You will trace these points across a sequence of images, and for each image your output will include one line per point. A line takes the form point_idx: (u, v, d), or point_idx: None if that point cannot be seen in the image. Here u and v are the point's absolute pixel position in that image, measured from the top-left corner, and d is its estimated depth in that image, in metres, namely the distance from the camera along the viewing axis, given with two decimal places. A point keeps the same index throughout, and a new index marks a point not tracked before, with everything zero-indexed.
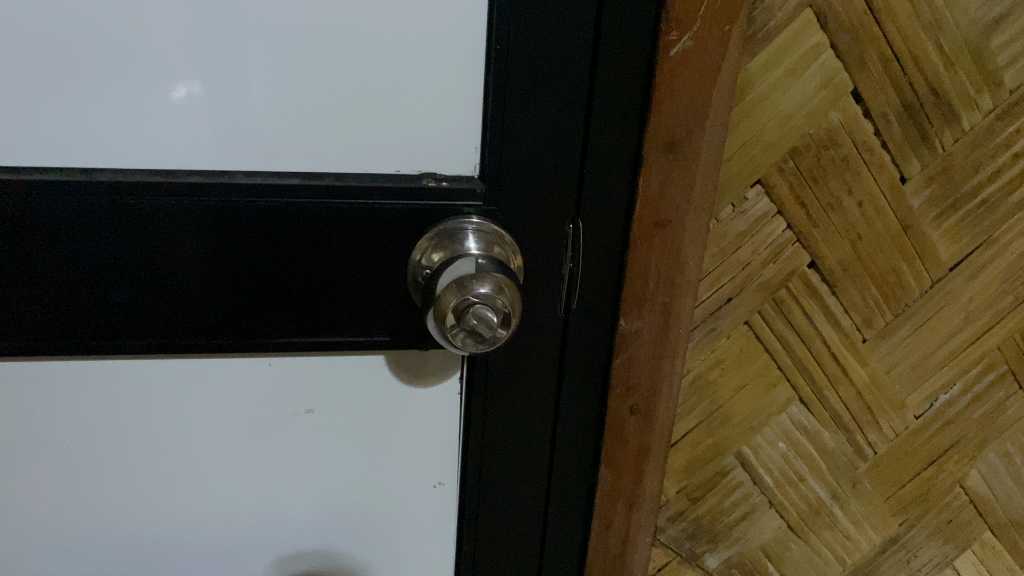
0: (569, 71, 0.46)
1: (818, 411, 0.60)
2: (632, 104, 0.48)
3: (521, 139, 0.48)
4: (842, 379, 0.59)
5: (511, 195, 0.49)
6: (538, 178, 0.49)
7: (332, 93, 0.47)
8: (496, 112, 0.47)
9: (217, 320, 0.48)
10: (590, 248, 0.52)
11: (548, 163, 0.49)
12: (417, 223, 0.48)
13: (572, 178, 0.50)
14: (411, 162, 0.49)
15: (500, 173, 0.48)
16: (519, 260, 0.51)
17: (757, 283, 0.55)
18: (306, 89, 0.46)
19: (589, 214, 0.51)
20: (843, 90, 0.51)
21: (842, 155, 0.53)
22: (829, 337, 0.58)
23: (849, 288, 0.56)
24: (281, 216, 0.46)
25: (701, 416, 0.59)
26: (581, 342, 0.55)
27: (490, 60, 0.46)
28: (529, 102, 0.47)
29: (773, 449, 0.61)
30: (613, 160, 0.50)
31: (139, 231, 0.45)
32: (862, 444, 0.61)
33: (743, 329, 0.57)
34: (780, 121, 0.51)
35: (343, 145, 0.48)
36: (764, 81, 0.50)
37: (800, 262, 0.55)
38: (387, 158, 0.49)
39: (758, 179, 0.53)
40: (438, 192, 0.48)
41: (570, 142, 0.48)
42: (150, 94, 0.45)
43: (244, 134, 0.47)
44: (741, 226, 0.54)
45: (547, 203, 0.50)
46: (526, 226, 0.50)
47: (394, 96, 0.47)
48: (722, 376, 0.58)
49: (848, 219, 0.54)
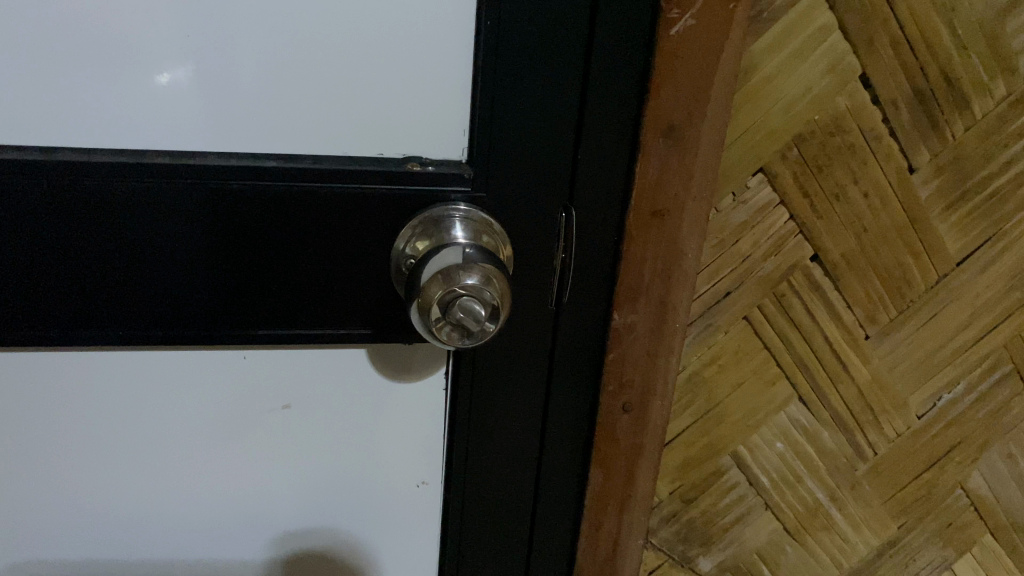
0: (564, 49, 0.43)
1: (818, 411, 0.58)
2: (630, 86, 0.46)
3: (512, 122, 0.45)
4: (843, 378, 0.56)
5: (501, 181, 0.46)
6: (530, 163, 0.46)
7: (311, 71, 0.43)
8: (486, 93, 0.44)
9: (189, 312, 0.45)
10: (583, 239, 0.49)
11: (540, 147, 0.46)
12: (400, 210, 0.45)
13: (565, 164, 0.47)
14: (396, 146, 0.46)
15: (489, 158, 0.46)
16: (509, 250, 0.48)
17: (757, 277, 0.53)
18: (283, 66, 0.43)
19: (583, 202, 0.48)
20: (851, 74, 0.49)
21: (848, 143, 0.50)
22: (832, 334, 0.55)
23: (853, 283, 0.54)
24: (257, 201, 0.43)
25: (696, 414, 0.57)
26: (573, 337, 0.52)
27: (479, 37, 0.43)
28: (520, 82, 0.44)
29: (771, 450, 0.58)
30: (608, 145, 0.47)
31: (104, 216, 0.41)
32: (863, 444, 0.59)
33: (742, 325, 0.54)
34: (785, 106, 0.49)
35: (323, 126, 0.45)
36: (768, 63, 0.48)
37: (803, 254, 0.53)
38: (369, 140, 0.46)
39: (760, 167, 0.50)
40: (424, 177, 0.45)
41: (564, 126, 0.46)
42: (124, 74, 0.42)
43: (218, 113, 0.43)
44: (741, 217, 0.51)
45: (539, 189, 0.47)
46: (516, 214, 0.48)
47: (379, 75, 0.44)
48: (719, 374, 0.56)
49: (854, 211, 0.52)
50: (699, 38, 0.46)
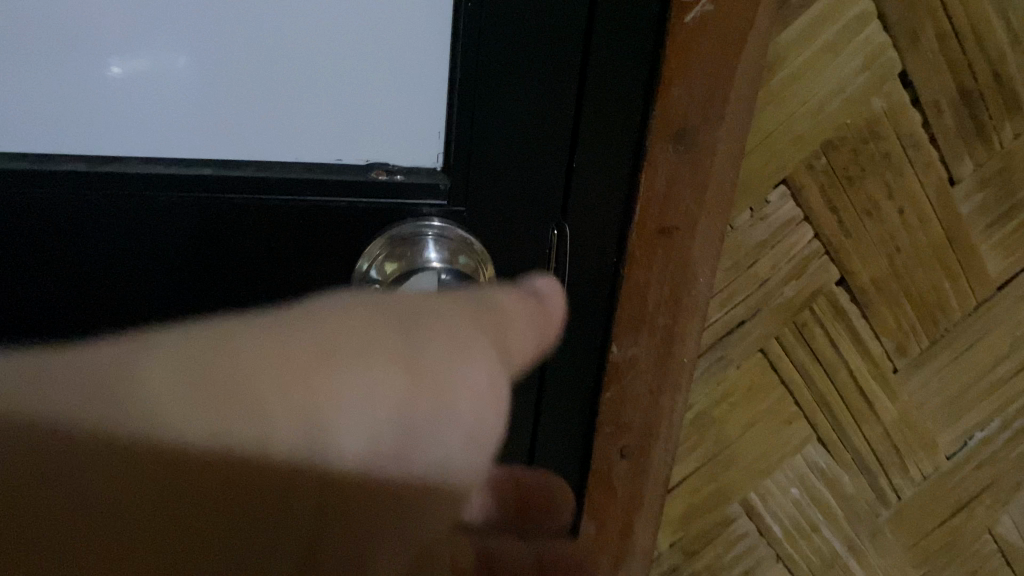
0: (554, 40, 0.36)
1: (839, 453, 0.51)
2: (635, 84, 0.38)
3: (494, 127, 0.38)
4: (868, 416, 0.50)
5: (485, 194, 0.40)
6: (518, 173, 0.40)
7: (252, 60, 0.35)
8: (465, 91, 0.37)
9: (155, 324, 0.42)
10: (576, 260, 0.43)
11: (530, 155, 0.39)
12: (362, 224, 0.40)
13: (558, 176, 0.40)
14: (358, 151, 0.38)
15: (467, 168, 0.39)
16: (491, 271, 0.41)
17: (776, 303, 0.46)
18: (218, 53, 0.35)
19: (577, 218, 0.42)
20: (890, 71, 0.42)
21: (884, 151, 0.43)
22: (857, 368, 0.48)
23: (883, 310, 0.47)
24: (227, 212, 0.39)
25: (703, 458, 0.50)
26: (564, 369, 0.46)
27: (456, 28, 0.36)
28: (502, 80, 0.37)
29: (785, 496, 0.52)
30: (608, 153, 0.40)
31: (57, 228, 0.39)
32: (885, 488, 0.53)
33: (757, 358, 0.47)
34: (813, 107, 0.42)
35: (269, 128, 0.37)
36: (797, 57, 0.41)
37: (828, 278, 0.46)
38: (325, 145, 0.38)
39: (783, 178, 0.43)
40: (391, 189, 0.39)
41: (559, 130, 0.39)
42: (57, 65, 0.35)
43: (150, 114, 0.36)
44: (760, 235, 0.44)
45: (528, 202, 0.41)
46: (501, 231, 0.41)
47: (334, 66, 0.36)
48: (729, 413, 0.49)
49: (887, 229, 0.45)
50: (719, 28, 0.38)
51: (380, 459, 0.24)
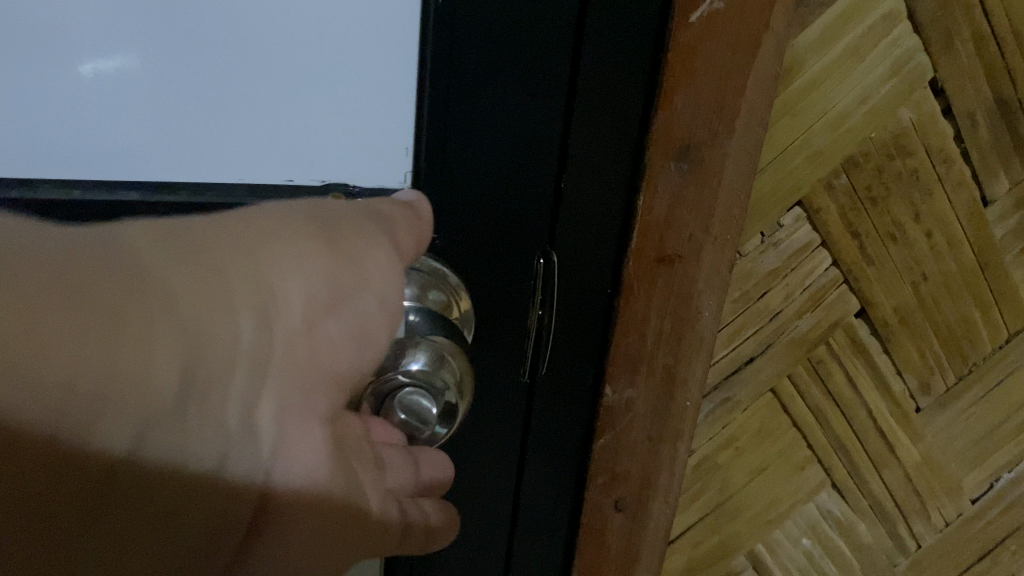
0: (536, 30, 0.32)
1: (856, 499, 0.46)
2: (630, 82, 0.34)
3: (470, 141, 0.33)
4: (888, 459, 0.45)
5: (456, 213, 0.35)
6: (494, 189, 0.35)
7: (194, 61, 0.29)
8: (435, 101, 0.32)
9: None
10: (563, 289, 0.38)
11: (508, 165, 0.34)
12: None
13: (545, 195, 0.35)
14: (314, 169, 0.33)
15: (440, 189, 0.34)
16: (467, 305, 0.36)
17: (790, 338, 0.41)
18: (155, 50, 0.29)
19: (567, 246, 0.37)
20: (920, 78, 0.37)
21: (911, 168, 0.38)
22: (877, 408, 0.44)
23: (906, 344, 0.42)
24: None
25: (705, 508, 0.45)
26: (548, 414, 0.40)
27: (427, 28, 0.31)
28: (479, 88, 0.32)
29: (795, 546, 0.47)
30: (600, 164, 0.35)
31: None
32: (904, 536, 0.48)
33: (767, 398, 0.42)
34: (833, 119, 0.37)
35: (208, 143, 0.31)
36: (817, 62, 0.35)
37: (847, 309, 0.41)
38: (276, 163, 0.32)
39: (799, 199, 0.38)
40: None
41: (542, 136, 0.34)
42: None
43: (58, 121, 0.30)
44: (772, 262, 0.39)
45: (508, 228, 0.36)
46: (474, 259, 0.36)
47: (293, 69, 0.30)
48: (736, 459, 0.44)
49: (913, 254, 0.40)
50: (731, 29, 0.33)
51: (276, 403, 0.22)
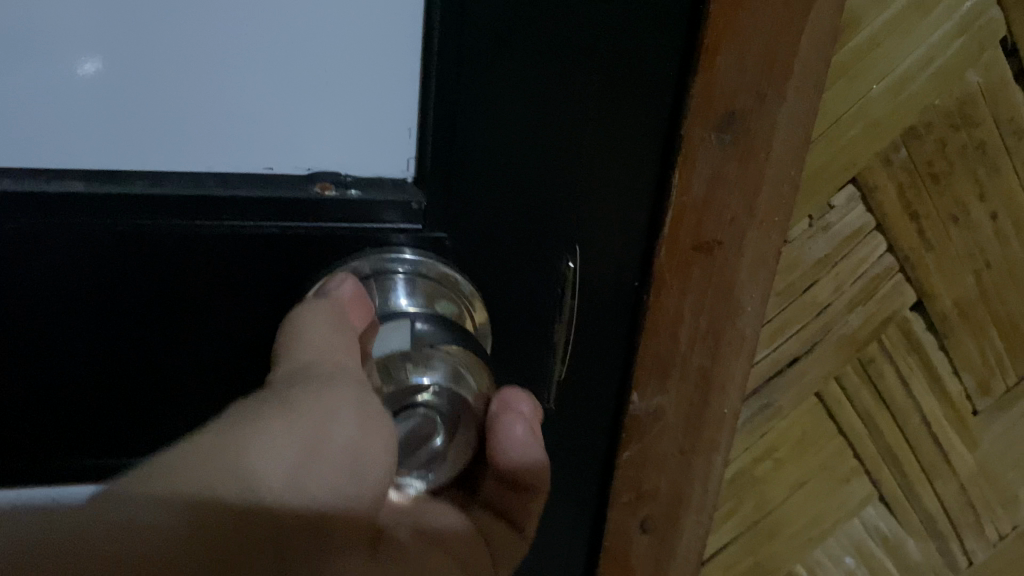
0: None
1: (905, 514, 0.41)
2: (666, 36, 0.27)
3: (489, 117, 0.27)
4: (941, 470, 0.40)
5: (468, 210, 0.29)
6: (512, 181, 0.28)
7: (151, 36, 0.24)
8: (444, 66, 0.25)
9: (101, 428, 0.30)
10: (587, 293, 0.32)
11: (524, 152, 0.28)
12: (305, 255, 0.28)
13: (573, 182, 0.29)
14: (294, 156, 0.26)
15: (450, 174, 0.28)
16: (483, 316, 0.31)
17: (839, 336, 0.36)
18: (98, 34, 0.23)
19: (592, 239, 0.31)
20: (989, 37, 0.32)
21: (977, 140, 0.34)
22: (931, 413, 0.39)
23: (965, 340, 0.38)
24: (160, 249, 0.27)
25: (740, 527, 0.40)
26: (573, 432, 0.35)
27: None
28: (499, 51, 0.26)
29: (837, 566, 0.42)
30: (634, 141, 0.29)
31: None
32: (958, 553, 0.43)
33: (811, 404, 0.38)
34: (894, 84, 0.32)
35: (173, 139, 0.25)
36: (880, 16, 0.31)
37: (902, 302, 0.36)
38: (243, 153, 0.26)
39: (852, 177, 0.33)
40: (341, 208, 0.27)
41: (567, 114, 0.27)
42: None
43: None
44: (822, 249, 0.34)
45: (528, 220, 0.29)
46: (485, 261, 0.30)
47: (262, 30, 0.24)
48: (775, 472, 0.39)
49: (976, 239, 0.36)
50: None
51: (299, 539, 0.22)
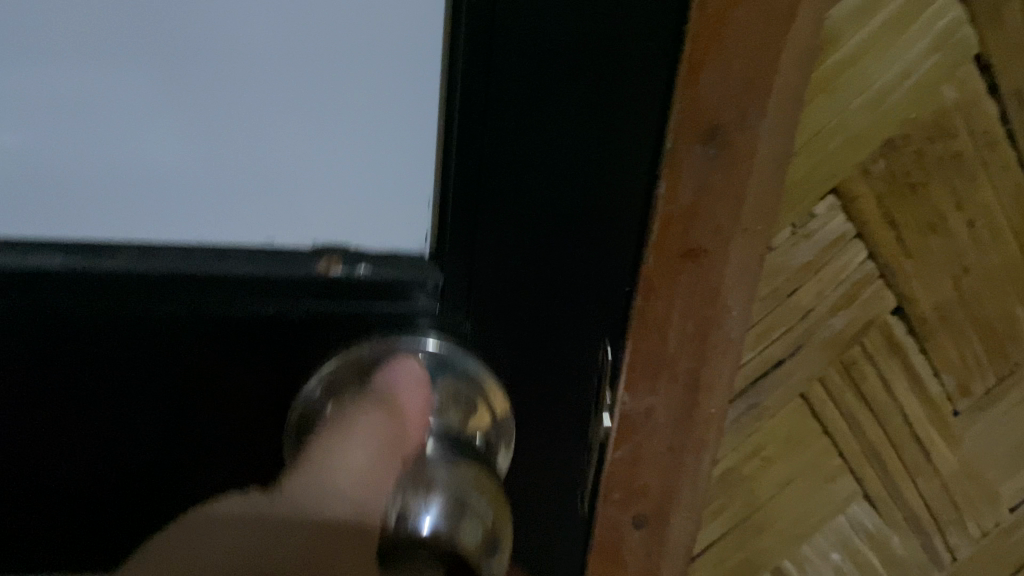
0: (557, 35, 0.23)
1: (889, 511, 0.43)
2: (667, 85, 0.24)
3: (514, 196, 0.26)
4: (923, 467, 0.42)
5: (464, 270, 0.28)
6: (506, 243, 0.27)
7: (222, 97, 0.24)
8: (472, 162, 0.25)
9: (123, 499, 0.31)
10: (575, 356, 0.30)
11: (509, 198, 0.26)
12: (329, 333, 0.29)
13: (605, 255, 0.28)
14: (302, 222, 0.27)
15: (476, 265, 0.28)
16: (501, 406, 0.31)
17: (822, 338, 0.38)
18: (181, 100, 0.24)
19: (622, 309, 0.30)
20: (964, 53, 0.34)
21: (953, 151, 0.35)
22: (913, 412, 0.40)
23: (945, 343, 0.39)
24: (178, 313, 0.27)
25: (730, 523, 0.41)
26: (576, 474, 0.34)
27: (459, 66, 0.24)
28: (523, 131, 0.25)
29: (825, 561, 0.43)
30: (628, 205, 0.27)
31: None
32: (941, 549, 0.44)
33: (797, 405, 0.39)
34: (871, 99, 0.33)
35: (237, 212, 0.27)
36: (856, 35, 0.32)
37: (883, 306, 0.38)
38: (255, 214, 0.27)
39: (833, 187, 0.35)
40: (353, 286, 0.28)
41: (562, 162, 0.25)
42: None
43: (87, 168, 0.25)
44: (804, 256, 0.36)
45: (559, 297, 0.28)
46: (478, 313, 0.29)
47: (287, 95, 0.24)
48: (763, 470, 0.40)
49: (954, 246, 0.37)
50: None
51: None
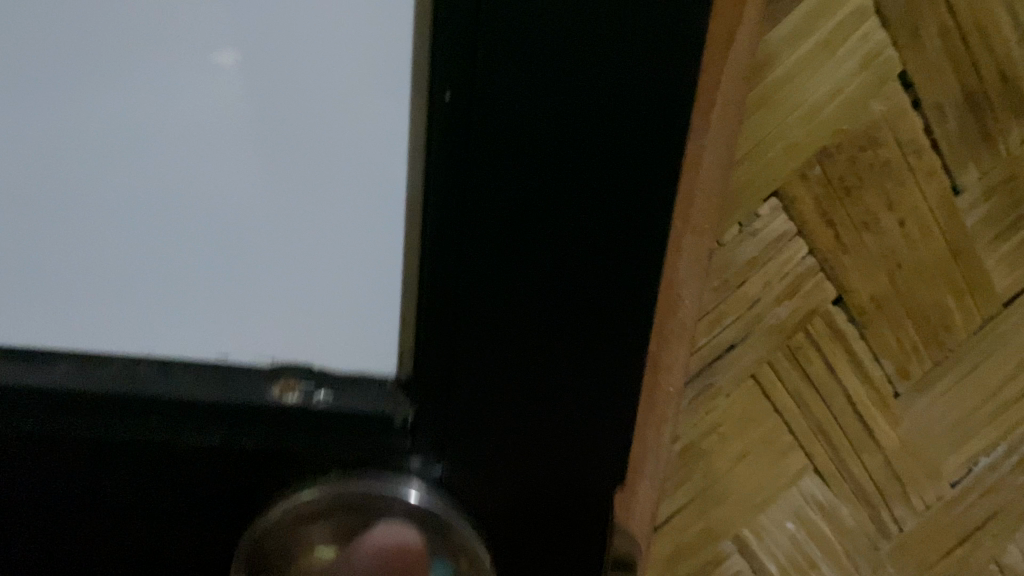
0: (519, 112, 0.22)
1: (837, 484, 0.47)
2: (647, 112, 0.22)
3: (502, 262, 0.24)
4: (868, 444, 0.46)
5: (456, 371, 0.26)
6: (500, 349, 0.26)
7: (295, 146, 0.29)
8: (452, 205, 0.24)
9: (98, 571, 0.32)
10: (605, 454, 0.28)
11: (513, 253, 0.24)
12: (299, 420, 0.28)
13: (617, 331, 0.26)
14: (297, 330, 0.31)
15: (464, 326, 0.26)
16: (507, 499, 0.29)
17: (769, 324, 0.42)
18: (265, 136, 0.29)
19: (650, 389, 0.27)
20: (889, 71, 0.38)
21: (883, 158, 0.39)
22: (856, 393, 0.45)
23: (883, 331, 0.43)
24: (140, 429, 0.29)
25: (691, 493, 0.46)
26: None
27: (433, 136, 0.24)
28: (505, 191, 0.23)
29: (781, 532, 0.48)
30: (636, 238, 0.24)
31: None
32: (887, 520, 0.49)
33: (749, 385, 0.44)
34: (806, 112, 0.38)
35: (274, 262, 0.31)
36: (789, 57, 0.37)
37: (825, 297, 0.42)
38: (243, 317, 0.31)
39: (775, 190, 0.40)
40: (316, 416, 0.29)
41: (563, 208, 0.24)
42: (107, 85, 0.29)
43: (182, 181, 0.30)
44: (750, 252, 0.41)
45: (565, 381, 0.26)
46: (440, 453, 0.28)
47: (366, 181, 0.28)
48: (720, 445, 0.45)
49: (888, 243, 0.41)
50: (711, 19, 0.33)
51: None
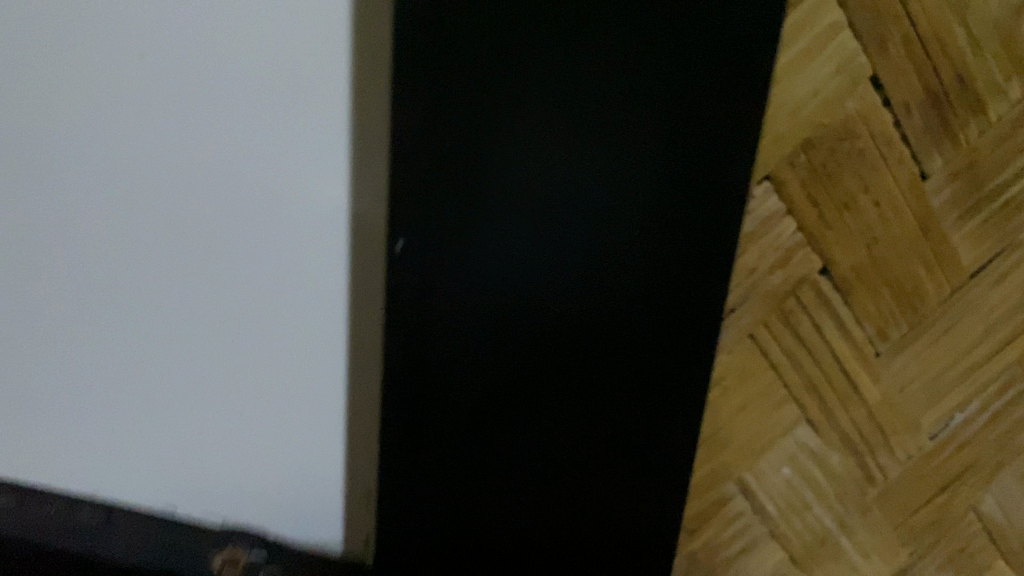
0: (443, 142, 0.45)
1: (827, 433, 0.54)
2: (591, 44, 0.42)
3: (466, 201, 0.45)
4: (852, 397, 0.53)
5: (460, 258, 0.46)
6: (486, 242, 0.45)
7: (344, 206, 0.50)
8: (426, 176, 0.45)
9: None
10: (638, 230, 0.44)
11: (476, 198, 0.45)
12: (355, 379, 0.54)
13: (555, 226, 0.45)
14: (292, 405, 0.56)
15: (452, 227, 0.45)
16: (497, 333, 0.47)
17: (765, 291, 0.50)
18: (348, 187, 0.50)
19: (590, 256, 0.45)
20: (860, 75, 0.46)
21: (859, 148, 0.47)
22: (841, 352, 0.52)
23: (864, 297, 0.51)
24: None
25: (698, 439, 0.53)
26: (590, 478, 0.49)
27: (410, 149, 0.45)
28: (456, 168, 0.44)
29: (778, 475, 0.55)
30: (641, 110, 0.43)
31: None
32: (872, 467, 0.56)
33: (748, 344, 0.51)
34: (792, 109, 0.45)
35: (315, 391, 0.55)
36: (777, 63, 0.44)
37: (812, 267, 0.49)
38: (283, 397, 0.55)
39: (767, 175, 0.47)
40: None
41: (561, 91, 0.42)
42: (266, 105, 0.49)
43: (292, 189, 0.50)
44: (747, 227, 0.48)
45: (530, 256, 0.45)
46: (458, 307, 0.47)
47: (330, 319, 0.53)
48: (723, 396, 0.52)
49: (864, 221, 0.49)
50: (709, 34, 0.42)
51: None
